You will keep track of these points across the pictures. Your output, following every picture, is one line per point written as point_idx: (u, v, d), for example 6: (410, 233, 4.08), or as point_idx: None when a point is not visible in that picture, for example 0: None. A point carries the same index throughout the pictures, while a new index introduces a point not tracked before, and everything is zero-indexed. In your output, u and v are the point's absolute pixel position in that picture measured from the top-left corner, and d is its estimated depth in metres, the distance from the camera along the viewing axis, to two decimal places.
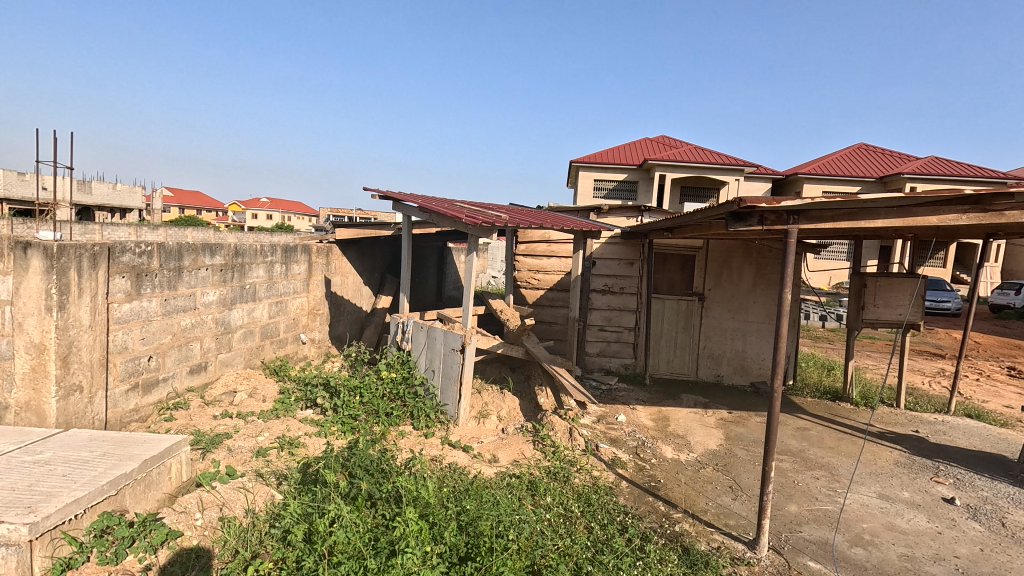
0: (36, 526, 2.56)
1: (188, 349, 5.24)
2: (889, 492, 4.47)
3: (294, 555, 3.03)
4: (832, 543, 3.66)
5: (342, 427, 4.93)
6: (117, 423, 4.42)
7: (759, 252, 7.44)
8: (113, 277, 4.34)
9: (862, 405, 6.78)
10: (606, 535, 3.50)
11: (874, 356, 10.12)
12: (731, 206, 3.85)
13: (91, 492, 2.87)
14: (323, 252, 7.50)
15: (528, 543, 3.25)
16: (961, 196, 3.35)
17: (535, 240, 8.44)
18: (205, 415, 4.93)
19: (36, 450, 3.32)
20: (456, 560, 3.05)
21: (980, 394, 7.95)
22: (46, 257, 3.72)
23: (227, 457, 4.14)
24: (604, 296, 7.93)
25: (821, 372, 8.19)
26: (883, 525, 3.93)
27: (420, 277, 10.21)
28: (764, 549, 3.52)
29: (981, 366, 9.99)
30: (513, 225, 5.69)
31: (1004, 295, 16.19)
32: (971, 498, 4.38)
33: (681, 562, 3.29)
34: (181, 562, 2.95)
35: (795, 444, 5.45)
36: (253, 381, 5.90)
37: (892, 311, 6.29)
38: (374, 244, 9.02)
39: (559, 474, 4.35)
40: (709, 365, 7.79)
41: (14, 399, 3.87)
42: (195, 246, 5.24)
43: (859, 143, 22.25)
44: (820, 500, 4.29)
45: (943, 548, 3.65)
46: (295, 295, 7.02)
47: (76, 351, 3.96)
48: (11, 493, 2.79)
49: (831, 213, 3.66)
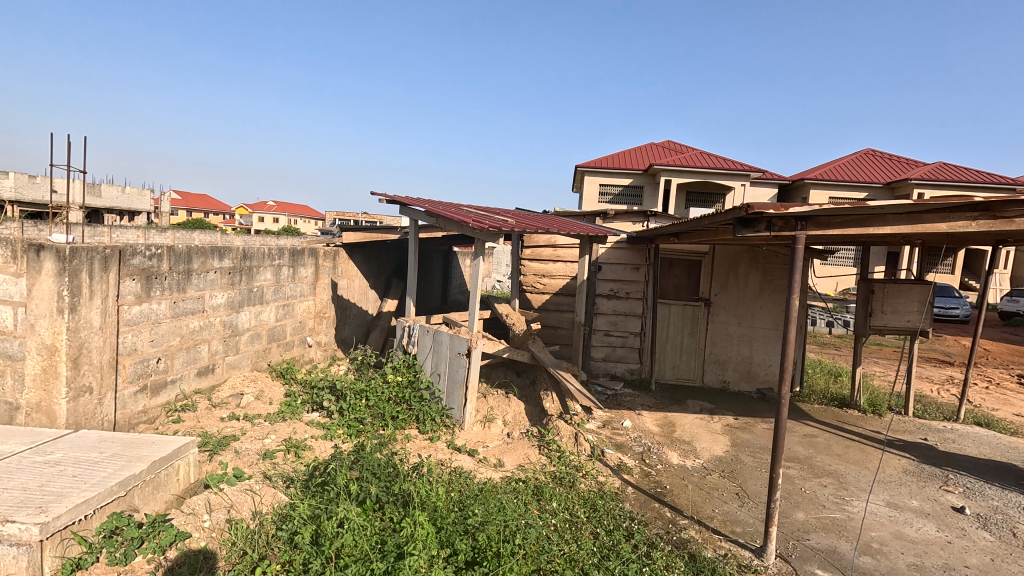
0: (46, 526, 2.59)
1: (196, 351, 5.27)
2: (898, 500, 4.43)
3: (301, 558, 3.04)
4: (839, 552, 3.63)
5: (348, 431, 4.95)
6: (126, 424, 4.45)
7: (766, 257, 7.41)
8: (124, 280, 4.38)
9: (869, 412, 6.72)
10: (612, 541, 3.49)
11: (881, 363, 10.05)
12: (739, 212, 3.84)
13: (101, 493, 2.90)
14: (330, 256, 7.55)
15: (535, 548, 3.23)
16: (971, 203, 3.37)
17: (541, 245, 8.48)
18: (212, 418, 4.95)
19: (48, 450, 3.36)
20: (463, 565, 3.05)
21: (989, 402, 7.87)
22: (59, 259, 3.76)
23: (234, 459, 4.16)
24: (610, 300, 7.96)
25: (828, 379, 8.16)
26: (892, 534, 3.90)
27: (426, 281, 10.26)
28: (771, 558, 3.49)
29: (990, 374, 9.91)
30: (519, 229, 5.70)
31: (1014, 302, 16.00)
32: (981, 507, 4.34)
33: (687, 569, 3.27)
34: (189, 564, 2.95)
35: (802, 451, 5.42)
36: (260, 383, 5.93)
37: (901, 317, 6.25)
38: (381, 248, 9.09)
39: (565, 479, 4.34)
40: (715, 370, 7.75)
41: (26, 399, 3.91)
42: (204, 250, 5.28)
43: (866, 149, 22.17)
44: (827, 507, 4.27)
45: (953, 557, 3.62)
46: (302, 299, 7.05)
47: (86, 352, 3.99)
48: (23, 493, 2.82)
49: (839, 220, 3.65)
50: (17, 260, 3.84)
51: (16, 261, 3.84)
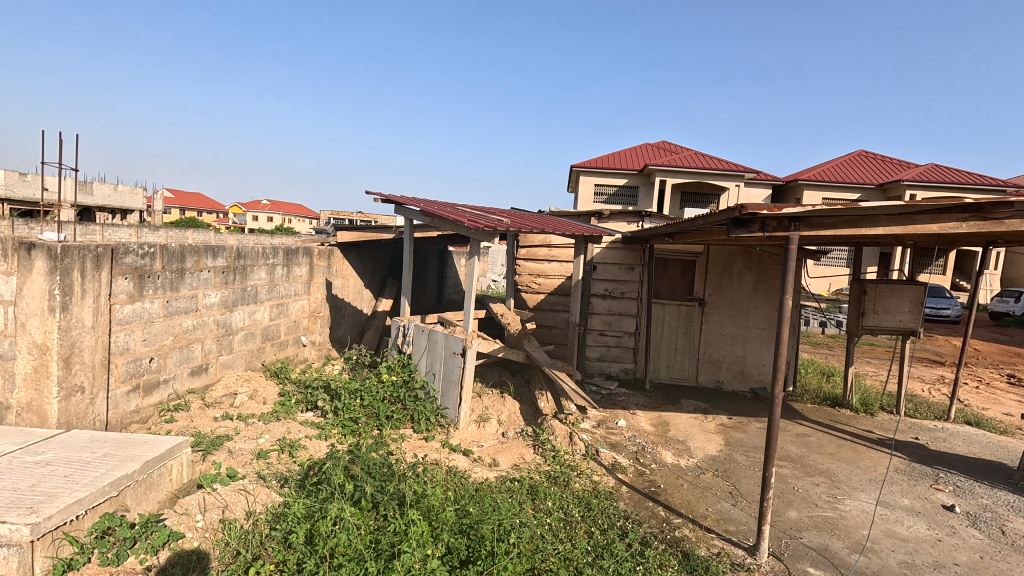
0: (38, 527, 2.57)
1: (190, 351, 5.25)
2: (889, 498, 4.47)
3: (295, 557, 3.02)
4: (831, 550, 3.66)
5: (342, 430, 4.94)
6: (118, 423, 4.42)
7: (760, 258, 7.46)
8: (117, 279, 4.35)
9: (862, 412, 6.76)
10: (606, 540, 3.50)
11: (873, 363, 10.12)
12: (732, 212, 3.83)
13: (92, 493, 2.87)
14: (324, 255, 7.52)
15: (530, 548, 3.25)
16: (962, 203, 3.42)
17: (535, 245, 8.49)
18: (205, 417, 4.93)
19: (39, 450, 3.33)
20: (457, 564, 3.06)
21: (980, 402, 7.93)
22: (50, 258, 3.72)
23: (228, 459, 4.13)
24: (605, 300, 7.98)
25: (821, 378, 8.21)
26: (883, 533, 3.92)
27: (421, 280, 10.23)
28: (764, 556, 3.53)
29: (980, 374, 10.01)
30: (515, 229, 5.68)
31: (1004, 303, 16.16)
32: (971, 506, 4.38)
33: (681, 568, 3.28)
34: (182, 564, 2.96)
35: (795, 450, 5.46)
36: (253, 383, 5.89)
37: (892, 317, 6.28)
38: (376, 247, 9.07)
39: (559, 479, 4.35)
40: (709, 370, 7.79)
41: (17, 399, 3.88)
42: (197, 248, 5.25)
43: (860, 150, 22.24)
44: (820, 506, 4.30)
45: (943, 555, 3.66)
46: (296, 298, 7.04)
47: (78, 351, 3.96)
48: (13, 493, 2.79)
49: (831, 220, 3.67)
50: (8, 258, 3.82)
51: (7, 259, 3.82)
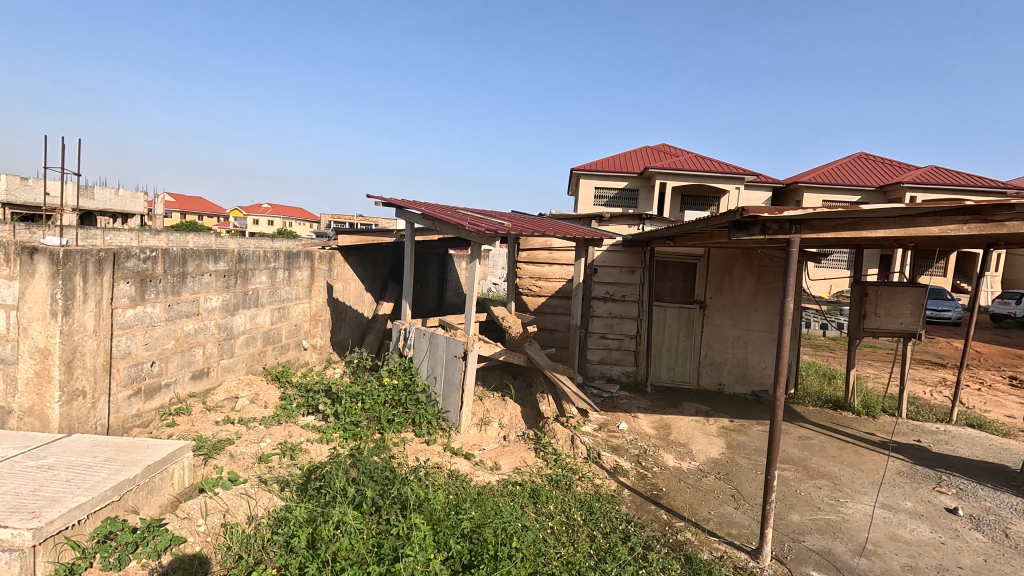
0: (40, 531, 2.57)
1: (191, 355, 5.24)
2: (892, 502, 4.45)
3: (297, 562, 3.01)
4: (835, 553, 3.65)
5: (344, 434, 4.93)
6: (118, 428, 4.42)
7: (760, 260, 7.48)
8: (118, 283, 4.36)
9: (864, 414, 6.75)
10: (608, 544, 3.48)
11: (874, 366, 10.10)
12: (732, 215, 3.83)
13: (94, 498, 2.87)
14: (326, 259, 7.54)
15: (532, 551, 3.23)
16: (961, 206, 3.42)
17: (536, 248, 8.50)
18: (207, 421, 4.93)
19: (40, 455, 3.33)
20: (460, 568, 3.05)
21: (982, 404, 7.94)
22: (52, 262, 3.73)
23: (229, 463, 4.12)
24: (605, 303, 7.93)
25: (823, 381, 8.22)
26: (886, 535, 3.91)
27: (421, 283, 10.22)
28: (767, 559, 3.51)
29: (981, 375, 10.04)
30: (515, 233, 5.65)
31: (1004, 304, 16.20)
32: (974, 508, 4.36)
33: (684, 570, 3.28)
34: (184, 568, 2.96)
35: (798, 453, 5.44)
36: (254, 387, 5.89)
37: (893, 320, 6.27)
38: (376, 251, 9.07)
39: (561, 483, 4.35)
40: (711, 373, 7.78)
41: (19, 404, 3.88)
42: (198, 252, 5.26)
43: (859, 152, 22.36)
44: (822, 509, 4.28)
45: (947, 559, 3.64)
46: (297, 301, 7.03)
47: (79, 356, 3.96)
48: (15, 498, 2.79)
49: (832, 223, 3.68)
50: (10, 263, 3.85)
51: (9, 263, 3.85)
